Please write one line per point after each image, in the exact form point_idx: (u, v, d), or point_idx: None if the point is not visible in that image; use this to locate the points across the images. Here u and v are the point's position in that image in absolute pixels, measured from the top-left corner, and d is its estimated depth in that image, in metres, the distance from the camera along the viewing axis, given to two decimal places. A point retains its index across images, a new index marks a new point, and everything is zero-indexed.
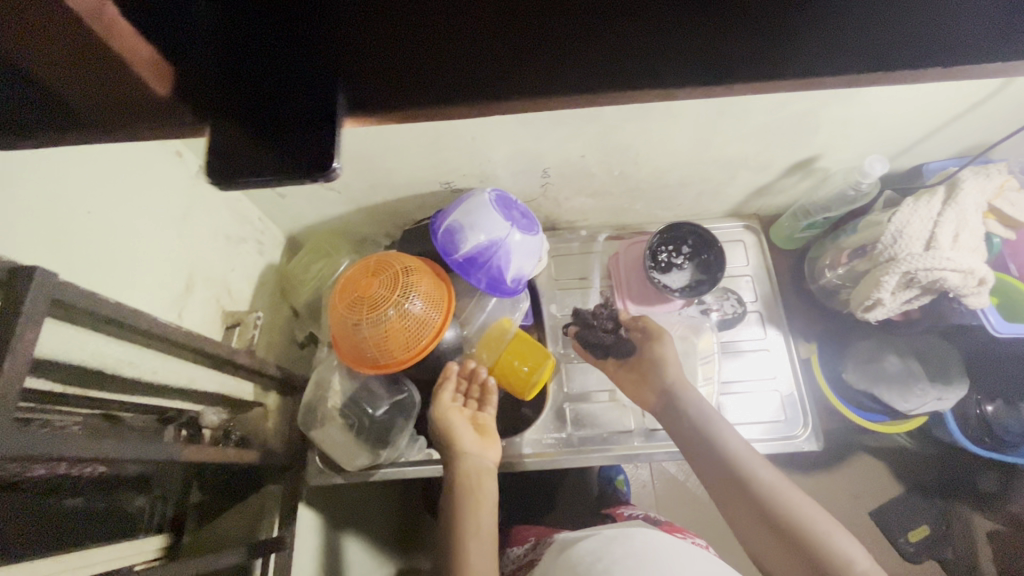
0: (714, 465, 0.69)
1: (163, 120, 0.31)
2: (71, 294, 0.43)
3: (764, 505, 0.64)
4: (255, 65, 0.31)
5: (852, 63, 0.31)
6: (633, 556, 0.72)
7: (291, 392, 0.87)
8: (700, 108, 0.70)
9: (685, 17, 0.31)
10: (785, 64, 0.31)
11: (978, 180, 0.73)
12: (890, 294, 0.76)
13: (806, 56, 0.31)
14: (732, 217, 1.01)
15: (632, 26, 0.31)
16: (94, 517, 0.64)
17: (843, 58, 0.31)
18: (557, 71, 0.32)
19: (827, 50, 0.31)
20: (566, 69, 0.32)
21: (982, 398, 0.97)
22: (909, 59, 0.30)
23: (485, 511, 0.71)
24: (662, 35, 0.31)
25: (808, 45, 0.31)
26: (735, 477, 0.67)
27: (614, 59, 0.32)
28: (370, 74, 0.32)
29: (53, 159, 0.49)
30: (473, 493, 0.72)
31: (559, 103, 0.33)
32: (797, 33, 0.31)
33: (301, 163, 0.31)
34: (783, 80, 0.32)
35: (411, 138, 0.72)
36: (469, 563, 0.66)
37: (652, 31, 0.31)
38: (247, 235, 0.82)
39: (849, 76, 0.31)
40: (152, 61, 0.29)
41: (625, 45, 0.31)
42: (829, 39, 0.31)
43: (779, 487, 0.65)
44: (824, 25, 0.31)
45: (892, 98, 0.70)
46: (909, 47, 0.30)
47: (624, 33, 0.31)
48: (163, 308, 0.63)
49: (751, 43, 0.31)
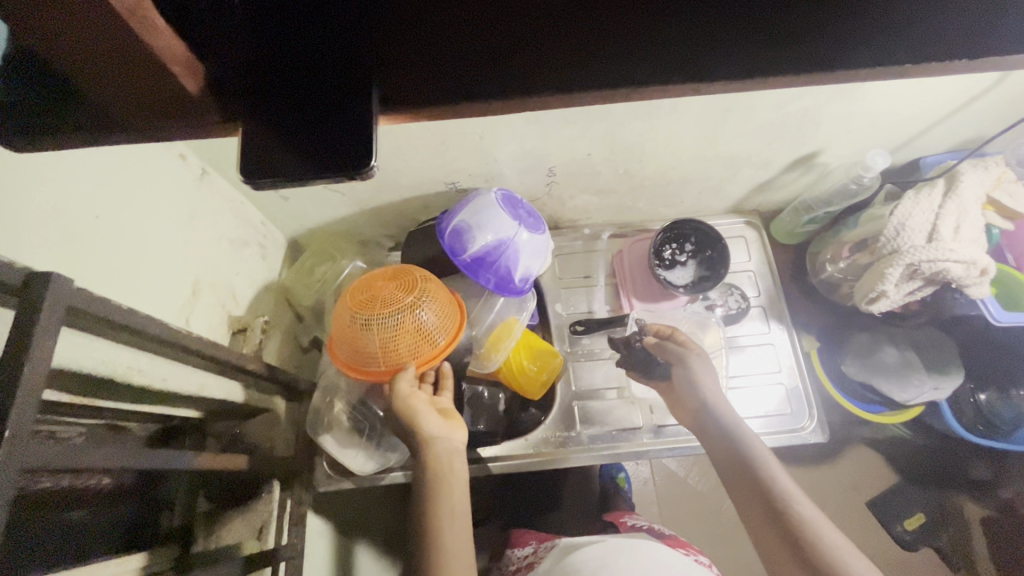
0: (746, 486, 0.65)
1: (194, 117, 0.31)
2: (87, 301, 0.42)
3: (796, 534, 0.59)
4: (288, 59, 0.31)
5: (880, 58, 0.31)
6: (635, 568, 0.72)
7: (296, 397, 0.86)
8: (707, 105, 0.70)
9: (729, 12, 0.31)
10: (828, 59, 0.31)
11: (978, 172, 0.74)
12: (894, 286, 0.77)
13: (848, 51, 0.31)
14: (733, 214, 1.02)
15: (674, 21, 0.31)
16: (100, 528, 0.63)
17: (885, 53, 0.31)
18: (591, 67, 0.31)
19: (869, 45, 0.31)
20: (609, 63, 0.31)
21: (975, 386, 0.99)
22: (949, 55, 0.31)
23: (457, 503, 0.64)
24: (706, 30, 0.31)
25: (850, 40, 0.31)
26: (764, 498, 0.63)
27: (648, 53, 0.32)
28: (406, 70, 0.31)
29: (62, 163, 0.48)
30: (441, 479, 0.65)
31: (599, 100, 0.33)
32: (839, 28, 0.31)
33: (336, 162, 0.30)
34: (825, 75, 0.32)
35: (419, 137, 0.72)
36: (447, 551, 0.60)
37: (695, 25, 0.31)
38: (250, 238, 0.81)
39: (879, 71, 0.32)
40: (184, 58, 0.28)
41: (668, 41, 0.31)
42: (871, 35, 0.31)
43: (817, 520, 0.59)
44: (853, 22, 0.31)
45: (895, 93, 0.71)
46: (948, 42, 0.31)
47: (667, 29, 0.31)
48: (170, 313, 0.62)
49: (795, 38, 0.31)
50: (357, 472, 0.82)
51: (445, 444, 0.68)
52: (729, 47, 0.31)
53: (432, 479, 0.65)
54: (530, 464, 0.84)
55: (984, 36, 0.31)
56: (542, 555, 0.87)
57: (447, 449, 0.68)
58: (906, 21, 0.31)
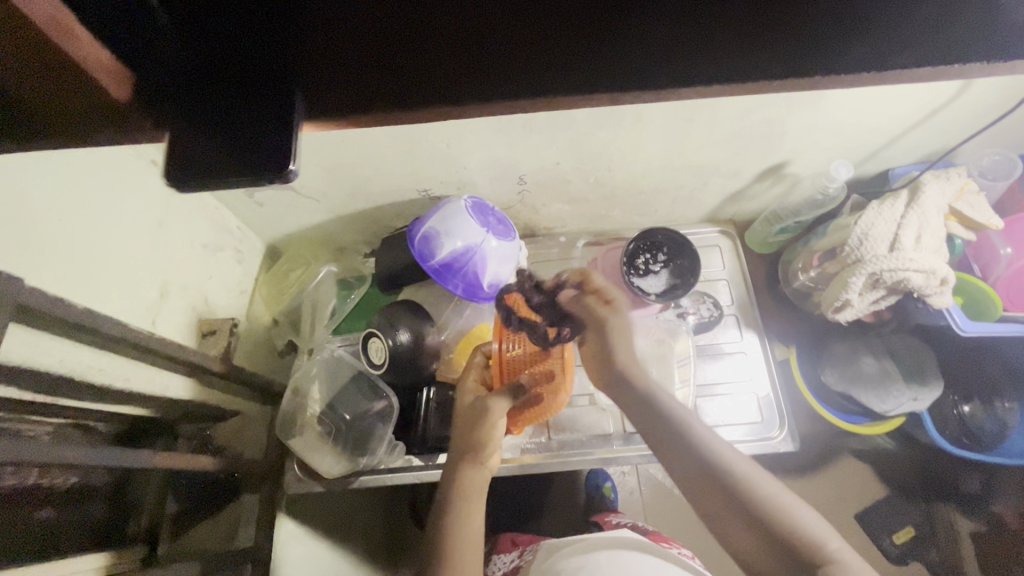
0: (694, 469, 0.57)
1: (126, 125, 0.32)
2: (38, 299, 0.43)
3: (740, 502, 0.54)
4: (217, 69, 0.32)
5: (792, 65, 0.32)
6: (620, 566, 0.74)
7: (269, 401, 0.87)
8: (669, 116, 0.72)
9: (661, 21, 0.32)
10: (759, 66, 0.32)
11: (939, 183, 0.76)
12: (858, 295, 0.78)
13: (777, 59, 0.32)
14: (708, 223, 1.04)
15: (608, 28, 0.32)
16: (62, 527, 0.64)
17: (817, 59, 0.32)
18: (510, 76, 0.33)
19: (797, 52, 0.32)
20: (542, 71, 0.33)
21: (959, 398, 0.98)
22: (877, 61, 0.32)
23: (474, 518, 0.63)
24: (636, 37, 0.32)
25: (779, 50, 0.32)
26: (722, 480, 0.56)
27: (570, 61, 0.33)
28: (329, 80, 0.33)
29: (23, 168, 0.50)
30: (467, 497, 0.65)
31: (535, 106, 0.34)
32: (767, 38, 0.32)
33: (258, 166, 0.32)
34: (763, 79, 0.33)
35: (386, 146, 0.74)
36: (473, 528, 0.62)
37: (625, 32, 0.32)
38: (225, 243, 0.82)
39: (818, 78, 0.33)
40: (113, 70, 0.30)
41: (602, 46, 0.32)
42: (801, 44, 0.32)
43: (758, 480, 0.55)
44: (765, 32, 0.32)
45: (853, 106, 0.73)
46: (877, 51, 0.32)
47: (602, 34, 0.32)
48: (136, 314, 0.64)
49: (724, 46, 0.32)
50: (325, 475, 0.79)
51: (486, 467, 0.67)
52: (642, 57, 0.32)
53: (459, 495, 0.65)
54: (500, 469, 0.84)
55: (892, 43, 0.32)
56: (527, 558, 0.88)
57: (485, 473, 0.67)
58: (816, 29, 0.32)
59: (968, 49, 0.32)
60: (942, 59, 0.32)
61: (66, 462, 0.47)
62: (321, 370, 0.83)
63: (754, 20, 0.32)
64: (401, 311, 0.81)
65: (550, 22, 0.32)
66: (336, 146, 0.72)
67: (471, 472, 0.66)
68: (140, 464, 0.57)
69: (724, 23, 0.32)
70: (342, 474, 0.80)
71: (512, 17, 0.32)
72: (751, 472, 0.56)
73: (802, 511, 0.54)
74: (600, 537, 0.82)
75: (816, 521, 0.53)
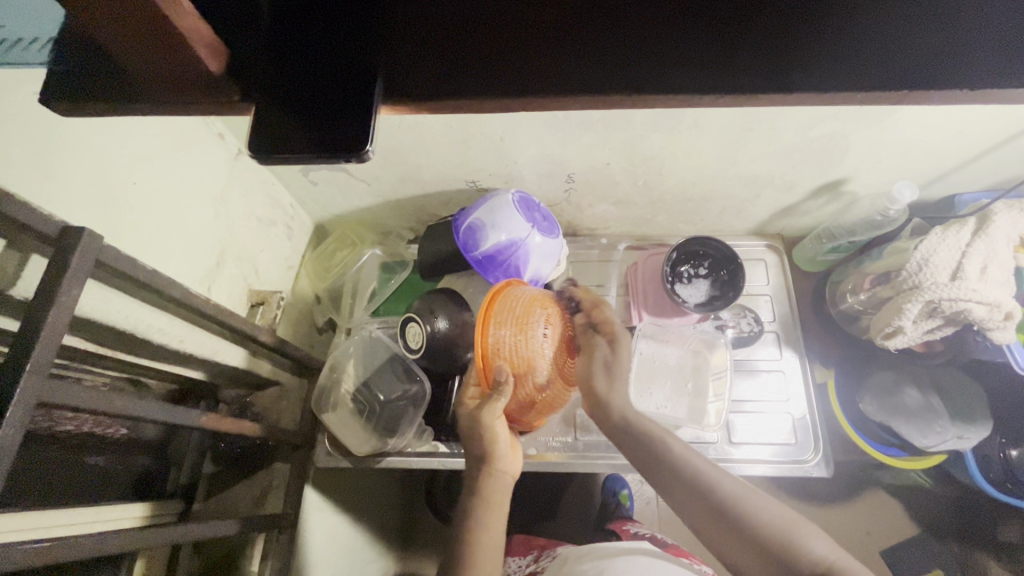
0: (688, 496, 0.56)
1: (215, 93, 0.34)
2: (114, 258, 0.46)
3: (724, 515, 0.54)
4: (297, 48, 0.34)
5: (852, 75, 0.31)
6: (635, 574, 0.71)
7: (306, 375, 0.90)
8: (727, 125, 0.70)
9: (724, 19, 0.32)
10: (820, 73, 0.32)
11: (1012, 214, 0.71)
12: (912, 322, 0.75)
13: (838, 68, 0.32)
14: (755, 237, 1.01)
15: (671, 24, 0.32)
16: (106, 474, 0.68)
17: (876, 72, 0.31)
18: (570, 73, 0.33)
19: (856, 64, 0.31)
20: (599, 64, 0.33)
21: (1007, 441, 0.91)
22: (937, 80, 0.31)
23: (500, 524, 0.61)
24: (700, 35, 0.32)
25: (841, 59, 0.32)
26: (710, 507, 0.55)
27: (629, 58, 0.33)
28: (410, 67, 0.34)
29: (106, 133, 0.53)
30: (489, 503, 0.62)
31: (588, 103, 0.34)
32: (833, 46, 0.32)
33: (333, 145, 0.33)
34: (820, 91, 0.32)
35: (441, 135, 0.75)
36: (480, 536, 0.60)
37: (688, 28, 0.32)
38: (277, 218, 0.85)
39: (870, 97, 0.32)
40: (209, 40, 0.32)
41: (659, 44, 0.33)
42: (862, 55, 0.31)
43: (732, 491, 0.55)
44: (833, 39, 0.32)
45: (924, 127, 0.70)
46: (940, 64, 0.31)
47: (662, 32, 0.33)
48: (194, 279, 0.67)
49: (790, 50, 0.32)
50: (355, 452, 0.82)
51: (506, 467, 0.65)
52: (719, 66, 0.32)
53: (481, 503, 0.62)
54: (525, 465, 0.84)
55: (970, 69, 0.31)
56: (545, 563, 0.87)
57: (507, 475, 0.65)
58: (905, 48, 0.31)
59: None
60: (1008, 82, 0.31)
61: (126, 412, 0.49)
62: (358, 350, 0.84)
63: (823, 32, 0.32)
64: (441, 298, 0.81)
65: (611, 19, 0.33)
66: (392, 131, 0.74)
67: (487, 479, 0.64)
68: (187, 421, 0.59)
69: (790, 29, 0.32)
70: (371, 451, 0.82)
71: (576, 12, 0.33)
72: (732, 483, 0.56)
73: (766, 505, 0.54)
74: (618, 548, 0.80)
75: (810, 534, 0.52)
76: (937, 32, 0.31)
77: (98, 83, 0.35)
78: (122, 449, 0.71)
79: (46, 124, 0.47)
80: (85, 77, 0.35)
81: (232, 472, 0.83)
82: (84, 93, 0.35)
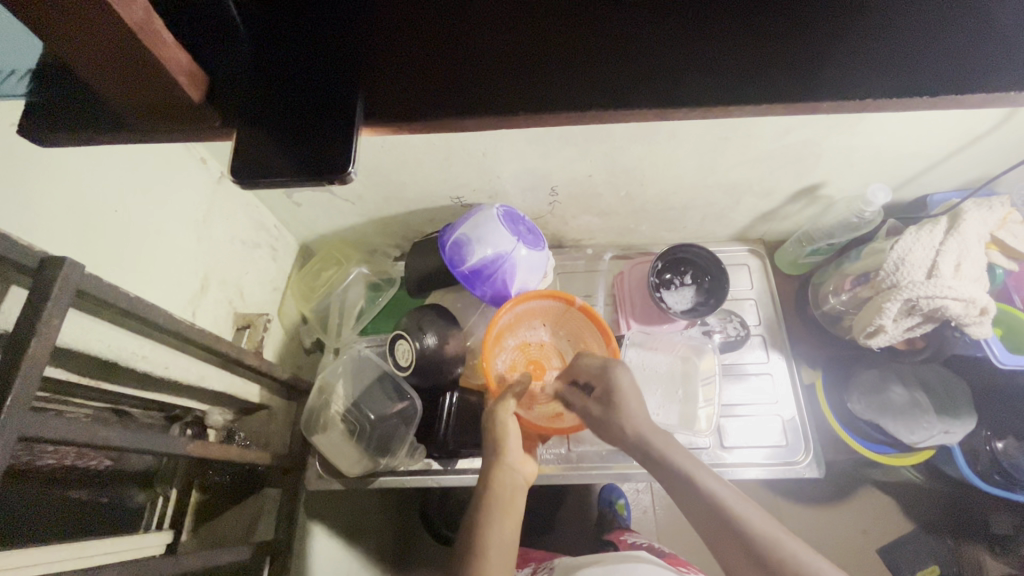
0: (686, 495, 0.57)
1: (195, 121, 0.34)
2: (93, 286, 0.45)
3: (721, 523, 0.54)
4: (274, 75, 0.34)
5: (819, 82, 0.33)
6: None
7: (295, 398, 0.89)
8: (703, 134, 0.72)
9: (697, 33, 0.33)
10: (794, 81, 0.33)
11: (980, 212, 0.74)
12: (892, 320, 0.77)
13: (811, 77, 0.33)
14: (737, 242, 1.03)
15: (648, 42, 0.33)
16: (92, 507, 0.66)
17: (846, 81, 0.33)
18: (548, 93, 0.34)
19: (825, 75, 0.33)
20: (577, 82, 0.34)
21: (992, 434, 0.92)
22: (901, 87, 0.32)
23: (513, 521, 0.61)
24: (675, 50, 0.33)
25: (814, 67, 0.33)
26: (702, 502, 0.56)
27: (605, 75, 0.34)
28: (386, 88, 0.35)
29: (84, 162, 0.52)
30: (501, 506, 0.61)
31: (565, 120, 0.35)
32: (808, 55, 0.33)
33: (317, 168, 0.33)
34: (796, 100, 0.33)
35: (425, 152, 0.75)
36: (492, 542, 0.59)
37: (664, 42, 0.33)
38: (262, 241, 0.85)
39: (841, 105, 0.33)
40: (188, 69, 0.32)
41: (635, 64, 0.33)
42: (834, 66, 0.33)
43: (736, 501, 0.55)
44: (800, 48, 0.33)
45: (893, 131, 0.72)
46: (902, 68, 0.32)
47: (637, 52, 0.33)
48: (178, 304, 0.66)
49: (759, 61, 0.33)
50: (346, 473, 0.81)
51: (518, 470, 0.65)
52: (693, 79, 0.33)
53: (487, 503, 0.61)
54: None
55: (932, 75, 0.32)
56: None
57: (520, 477, 0.65)
58: (871, 54, 0.32)
59: (1001, 78, 0.32)
60: (967, 88, 0.32)
61: (106, 442, 0.48)
62: (346, 368, 0.83)
63: (794, 44, 0.33)
64: (428, 315, 0.80)
65: (584, 38, 0.34)
66: (377, 149, 0.74)
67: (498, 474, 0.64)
68: (172, 450, 0.57)
69: (762, 43, 0.33)
70: (363, 473, 0.81)
71: (551, 33, 0.34)
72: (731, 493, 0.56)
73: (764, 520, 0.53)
74: (614, 558, 0.80)
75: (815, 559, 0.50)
76: (900, 42, 0.32)
77: (75, 112, 0.35)
78: (108, 481, 0.69)
79: (26, 158, 0.47)
80: (63, 108, 0.35)
81: (223, 499, 0.82)
82: (64, 121, 0.35)
